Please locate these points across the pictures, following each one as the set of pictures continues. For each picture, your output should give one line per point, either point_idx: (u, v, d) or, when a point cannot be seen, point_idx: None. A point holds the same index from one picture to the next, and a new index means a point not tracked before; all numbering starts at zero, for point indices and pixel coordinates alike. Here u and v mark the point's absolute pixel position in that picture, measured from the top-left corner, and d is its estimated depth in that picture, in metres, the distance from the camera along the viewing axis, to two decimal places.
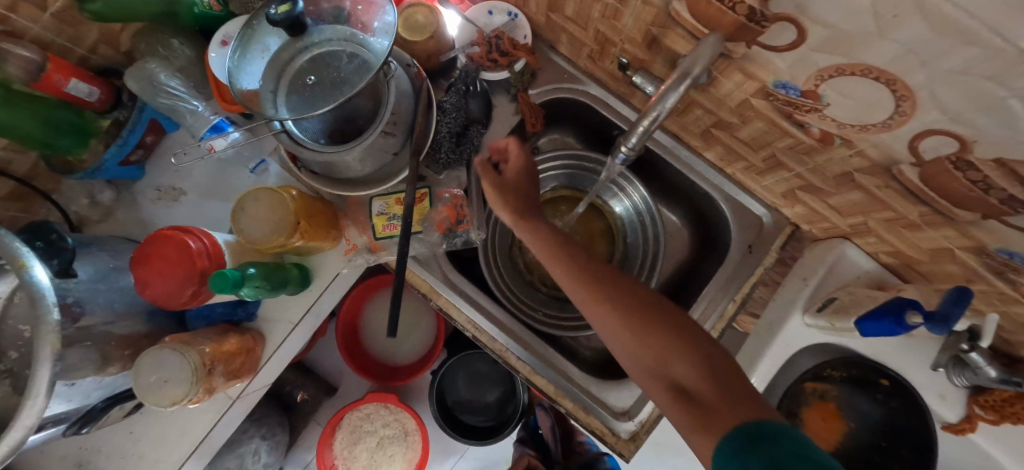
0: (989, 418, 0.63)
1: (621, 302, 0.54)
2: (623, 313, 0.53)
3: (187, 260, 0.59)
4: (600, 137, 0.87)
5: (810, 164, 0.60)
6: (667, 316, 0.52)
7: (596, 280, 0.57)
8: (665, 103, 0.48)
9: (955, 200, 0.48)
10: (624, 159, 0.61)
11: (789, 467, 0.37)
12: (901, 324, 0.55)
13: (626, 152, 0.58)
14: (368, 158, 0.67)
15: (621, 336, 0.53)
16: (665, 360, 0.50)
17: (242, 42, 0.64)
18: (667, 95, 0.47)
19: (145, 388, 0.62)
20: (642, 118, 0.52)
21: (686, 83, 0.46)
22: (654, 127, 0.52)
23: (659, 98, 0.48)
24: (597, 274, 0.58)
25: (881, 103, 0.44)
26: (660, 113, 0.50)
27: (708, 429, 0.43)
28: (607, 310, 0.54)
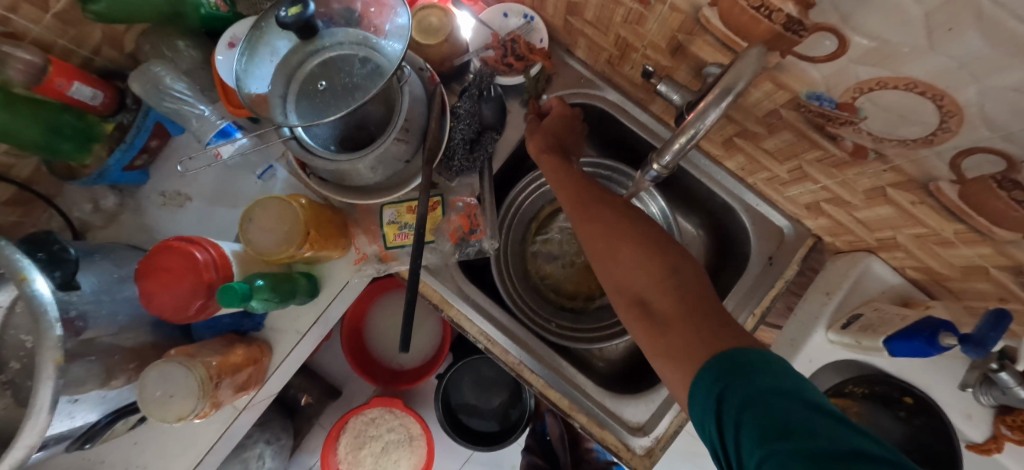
0: (1017, 438, 0.61)
1: (604, 221, 0.58)
2: (609, 236, 0.57)
3: (194, 272, 0.57)
4: (615, 144, 0.85)
5: (838, 177, 0.58)
6: (649, 238, 0.55)
7: (591, 205, 0.61)
8: (705, 120, 0.46)
9: (995, 219, 0.46)
10: (655, 176, 0.61)
11: (761, 381, 0.38)
12: (934, 345, 0.53)
13: (658, 170, 0.58)
14: (380, 165, 0.65)
15: (599, 255, 0.57)
16: (633, 276, 0.54)
17: (250, 44, 0.62)
18: (707, 113, 0.45)
19: (151, 403, 0.60)
20: (677, 135, 0.51)
21: (727, 100, 0.44)
22: (690, 146, 0.51)
23: (698, 115, 0.46)
24: (592, 198, 0.62)
25: (925, 118, 0.42)
26: (698, 131, 0.48)
27: (662, 337, 0.48)
28: (597, 231, 0.58)
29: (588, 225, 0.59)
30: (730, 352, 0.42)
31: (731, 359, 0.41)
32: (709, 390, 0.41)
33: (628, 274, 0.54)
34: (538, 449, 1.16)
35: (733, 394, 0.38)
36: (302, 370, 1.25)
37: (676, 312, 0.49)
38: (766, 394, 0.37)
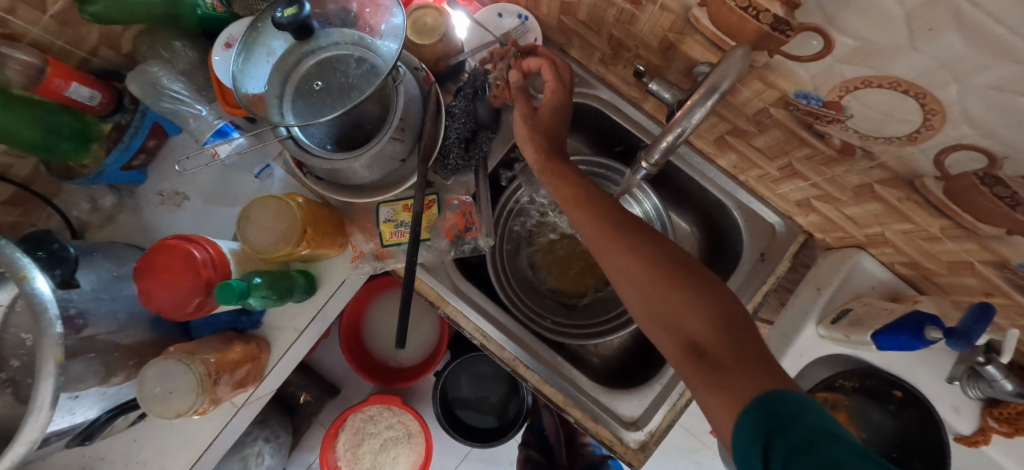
0: (1003, 431, 0.63)
1: (640, 249, 0.52)
2: (641, 263, 0.52)
3: (193, 270, 0.57)
4: (609, 142, 0.86)
5: (827, 174, 0.59)
6: (691, 268, 0.51)
7: (615, 226, 0.55)
8: (691, 118, 0.49)
9: (979, 215, 0.47)
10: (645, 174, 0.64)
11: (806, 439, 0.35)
12: (920, 339, 0.54)
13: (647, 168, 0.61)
14: (375, 164, 0.66)
15: (637, 291, 0.52)
16: (679, 314, 0.48)
17: (246, 44, 0.63)
18: (695, 110, 0.49)
19: (151, 399, 0.61)
20: (665, 132, 0.54)
21: (714, 98, 0.47)
22: (678, 142, 0.54)
23: (686, 112, 0.49)
24: (613, 215, 0.56)
25: (909, 115, 0.43)
26: (686, 129, 0.52)
27: (720, 384, 0.43)
28: (623, 256, 0.53)
29: (612, 247, 0.54)
30: (781, 399, 0.39)
31: (789, 408, 0.38)
32: (752, 438, 0.38)
33: (671, 310, 0.49)
34: (535, 443, 1.17)
35: (780, 443, 0.36)
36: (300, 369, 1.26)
37: (734, 356, 0.44)
38: (811, 449, 0.34)
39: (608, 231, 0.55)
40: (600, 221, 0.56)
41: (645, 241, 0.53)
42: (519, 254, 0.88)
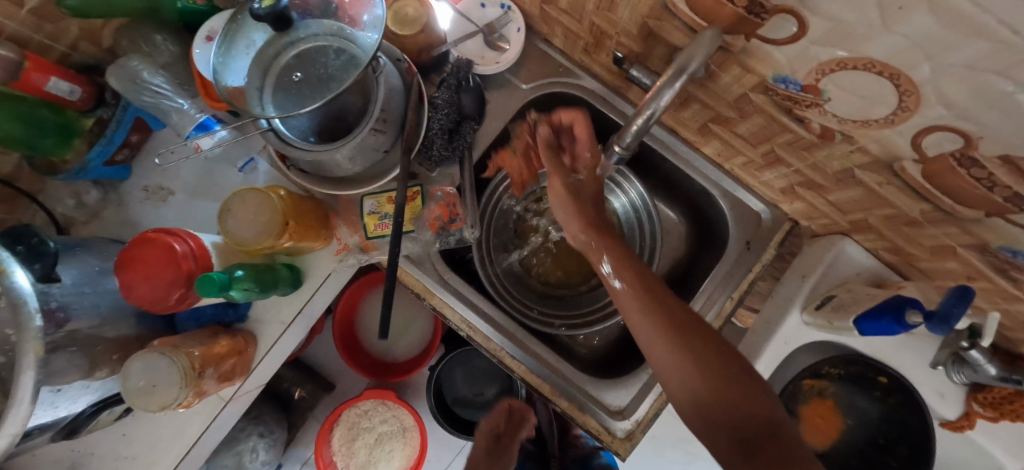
0: (987, 415, 0.63)
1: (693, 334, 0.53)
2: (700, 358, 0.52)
3: (173, 263, 0.57)
4: (595, 132, 0.85)
5: (809, 160, 0.58)
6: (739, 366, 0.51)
7: (667, 310, 0.55)
8: (660, 100, 0.51)
9: (957, 197, 0.47)
10: (619, 159, 0.63)
11: None
12: (901, 324, 0.55)
13: (620, 152, 0.60)
14: (358, 156, 0.66)
15: (684, 375, 0.52)
16: (723, 405, 0.49)
17: (227, 37, 0.62)
18: (663, 92, 0.50)
19: (135, 393, 0.61)
20: (636, 115, 0.55)
21: (681, 79, 0.49)
22: (647, 125, 0.55)
23: (654, 94, 0.51)
24: (667, 300, 0.56)
25: (884, 98, 0.43)
26: (655, 110, 0.52)
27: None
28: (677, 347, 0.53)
29: (663, 339, 0.54)
30: None
31: None
32: None
33: (728, 406, 0.49)
34: (529, 435, 1.18)
35: None
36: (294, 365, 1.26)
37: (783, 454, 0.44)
38: None
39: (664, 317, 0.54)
40: (659, 307, 0.55)
41: (699, 332, 0.53)
42: (507, 244, 0.88)
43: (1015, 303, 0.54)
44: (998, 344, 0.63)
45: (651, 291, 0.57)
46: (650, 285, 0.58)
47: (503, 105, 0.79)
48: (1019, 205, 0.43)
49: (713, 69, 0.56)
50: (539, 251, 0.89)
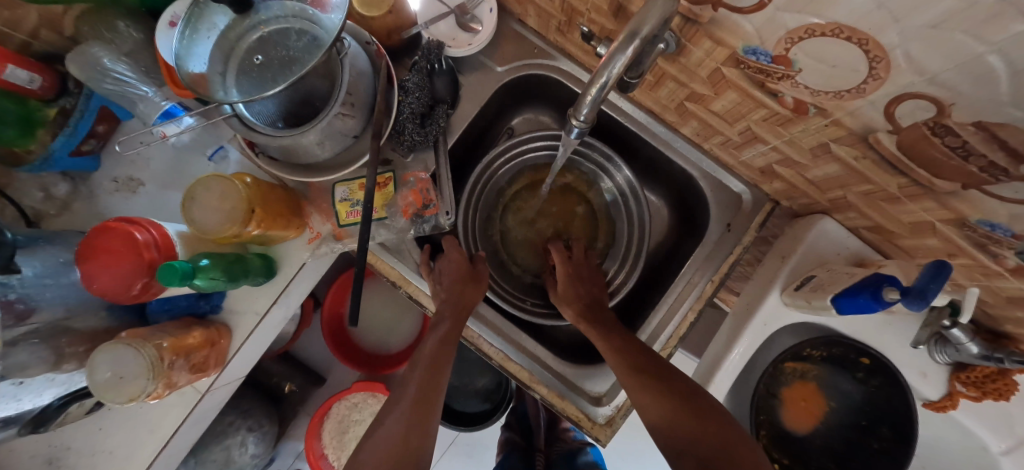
0: (972, 395, 0.62)
1: (647, 367, 0.62)
2: (678, 416, 0.55)
3: (134, 251, 0.56)
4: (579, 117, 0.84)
5: (785, 136, 0.57)
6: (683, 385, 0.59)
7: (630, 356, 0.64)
8: (613, 67, 0.42)
9: (933, 170, 0.45)
10: (579, 133, 0.54)
11: None
12: (879, 301, 0.54)
13: (578, 125, 0.51)
14: (326, 141, 0.64)
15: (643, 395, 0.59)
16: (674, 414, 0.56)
17: (190, 21, 0.60)
18: (615, 58, 0.41)
19: (103, 385, 0.60)
20: (591, 83, 0.45)
21: (635, 45, 0.40)
22: (604, 96, 0.46)
23: (606, 60, 0.42)
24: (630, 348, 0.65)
25: (855, 66, 0.41)
26: (609, 79, 0.43)
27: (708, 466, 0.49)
28: (663, 406, 0.57)
29: (653, 396, 0.58)
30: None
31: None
32: None
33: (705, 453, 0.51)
34: (516, 425, 1.18)
35: None
36: (282, 359, 1.25)
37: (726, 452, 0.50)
38: None
39: (650, 383, 0.60)
40: (645, 381, 0.60)
41: (679, 393, 0.58)
42: (490, 230, 0.88)
43: (997, 279, 0.52)
44: (981, 322, 0.62)
45: (636, 363, 0.62)
46: (640, 356, 0.64)
47: (479, 88, 0.77)
48: (996, 175, 0.41)
49: (685, 43, 0.54)
50: (523, 237, 0.89)
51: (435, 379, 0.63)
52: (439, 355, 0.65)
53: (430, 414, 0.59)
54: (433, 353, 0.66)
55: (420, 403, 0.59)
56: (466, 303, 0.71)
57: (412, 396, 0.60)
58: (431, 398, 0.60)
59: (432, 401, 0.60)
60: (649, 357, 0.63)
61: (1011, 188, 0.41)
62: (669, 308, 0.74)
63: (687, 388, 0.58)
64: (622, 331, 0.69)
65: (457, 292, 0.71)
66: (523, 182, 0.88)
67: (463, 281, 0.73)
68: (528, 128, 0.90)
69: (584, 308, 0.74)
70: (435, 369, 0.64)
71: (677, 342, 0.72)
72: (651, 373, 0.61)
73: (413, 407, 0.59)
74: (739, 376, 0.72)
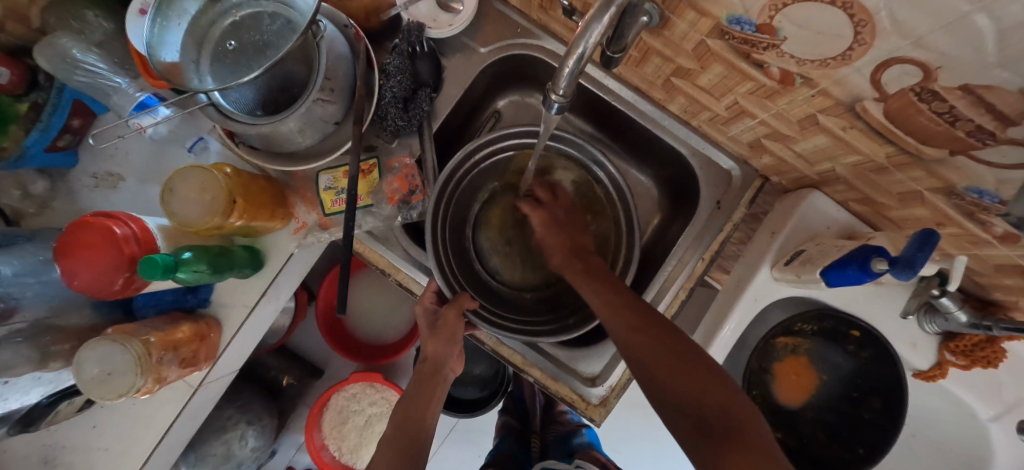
0: (960, 363, 0.63)
1: (608, 291, 0.63)
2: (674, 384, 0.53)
3: (112, 245, 0.55)
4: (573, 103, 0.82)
5: (772, 109, 0.56)
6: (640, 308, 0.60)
7: (597, 284, 0.65)
8: (591, 36, 0.40)
9: (920, 137, 0.45)
10: (559, 110, 0.52)
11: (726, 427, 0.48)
12: (867, 272, 0.54)
13: (558, 100, 0.49)
14: (307, 127, 0.62)
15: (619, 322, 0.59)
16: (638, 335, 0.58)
17: (161, 8, 0.56)
18: (591, 27, 0.40)
19: (91, 382, 0.60)
20: (566, 55, 0.44)
21: (611, 13, 0.39)
22: (582, 68, 0.44)
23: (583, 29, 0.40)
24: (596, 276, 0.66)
25: (840, 31, 0.40)
26: (587, 50, 0.42)
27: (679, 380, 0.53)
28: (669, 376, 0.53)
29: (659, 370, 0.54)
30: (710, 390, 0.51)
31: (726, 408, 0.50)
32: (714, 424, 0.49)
33: (705, 418, 0.50)
34: (513, 409, 1.18)
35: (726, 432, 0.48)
36: (278, 353, 1.24)
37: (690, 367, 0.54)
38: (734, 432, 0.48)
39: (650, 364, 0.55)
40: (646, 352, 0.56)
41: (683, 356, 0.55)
42: (464, 239, 0.82)
43: (985, 247, 0.52)
44: (971, 291, 0.62)
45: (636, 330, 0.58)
46: (644, 319, 0.59)
47: (462, 70, 0.75)
48: (982, 139, 0.41)
49: (669, 15, 0.53)
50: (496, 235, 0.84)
51: (421, 420, 0.63)
52: (427, 398, 0.66)
53: (415, 446, 0.61)
54: (418, 393, 0.66)
55: (399, 449, 0.60)
56: (439, 356, 0.68)
57: (393, 426, 0.63)
58: (417, 427, 0.62)
59: (417, 439, 0.61)
60: (646, 317, 0.59)
61: (998, 152, 0.41)
62: (660, 288, 0.73)
63: (677, 340, 0.56)
64: (603, 283, 0.64)
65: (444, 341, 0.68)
66: (505, 179, 0.83)
67: (429, 334, 0.69)
68: (515, 111, 0.88)
69: (570, 252, 0.71)
70: (423, 397, 0.65)
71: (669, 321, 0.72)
72: (652, 339, 0.57)
73: (392, 440, 0.61)
74: (733, 351, 0.73)
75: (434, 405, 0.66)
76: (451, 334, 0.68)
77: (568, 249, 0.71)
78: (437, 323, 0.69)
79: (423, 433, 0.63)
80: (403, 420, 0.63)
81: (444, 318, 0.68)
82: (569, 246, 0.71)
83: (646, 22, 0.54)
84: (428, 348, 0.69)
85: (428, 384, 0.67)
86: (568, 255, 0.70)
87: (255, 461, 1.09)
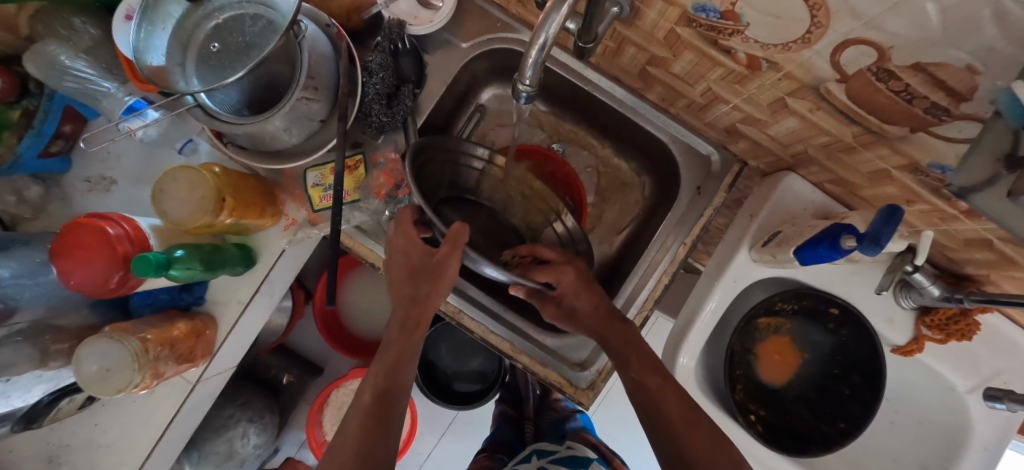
0: (936, 337, 0.65)
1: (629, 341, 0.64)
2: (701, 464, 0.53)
3: (107, 246, 0.57)
4: (554, 95, 0.84)
5: (743, 94, 0.58)
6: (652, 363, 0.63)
7: (615, 328, 0.66)
8: (551, 25, 0.43)
9: (882, 116, 0.46)
10: (528, 99, 0.53)
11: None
12: (837, 249, 0.55)
13: (525, 89, 0.50)
14: (292, 126, 0.64)
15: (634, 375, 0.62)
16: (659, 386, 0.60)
17: (146, 13, 0.58)
18: (550, 18, 0.42)
19: (90, 379, 0.61)
20: (532, 44, 0.45)
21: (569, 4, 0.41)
22: (544, 57, 0.46)
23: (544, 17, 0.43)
24: (609, 318, 0.67)
25: (796, 15, 0.41)
26: (548, 38, 0.44)
27: (689, 433, 0.56)
28: (692, 448, 0.55)
29: (682, 440, 0.56)
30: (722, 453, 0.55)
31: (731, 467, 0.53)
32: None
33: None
34: (509, 399, 1.20)
35: None
36: (277, 352, 1.26)
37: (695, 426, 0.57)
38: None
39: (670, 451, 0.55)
40: (670, 428, 0.57)
41: (706, 435, 0.56)
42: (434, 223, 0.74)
43: (953, 222, 0.54)
44: (945, 266, 0.64)
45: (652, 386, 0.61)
46: (667, 393, 0.59)
47: (445, 65, 0.77)
48: (938, 116, 0.42)
49: (638, 5, 0.54)
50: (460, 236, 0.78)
51: (395, 384, 0.61)
52: (404, 354, 0.63)
53: (388, 415, 0.58)
54: (395, 348, 0.63)
55: (377, 410, 0.58)
56: (427, 309, 0.65)
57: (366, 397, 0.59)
58: (393, 395, 0.60)
59: (396, 397, 0.60)
60: (668, 391, 0.59)
61: (954, 127, 0.42)
62: (643, 273, 0.75)
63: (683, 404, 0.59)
64: (644, 376, 0.61)
65: (416, 288, 0.65)
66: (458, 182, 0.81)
67: (418, 277, 0.65)
68: (500, 103, 0.89)
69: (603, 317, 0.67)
70: (399, 354, 0.63)
71: (652, 305, 0.74)
72: (685, 423, 0.57)
73: (360, 411, 0.58)
74: (714, 332, 0.75)
75: (413, 355, 0.64)
76: (438, 286, 0.65)
77: (601, 314, 0.67)
78: (432, 268, 0.64)
79: (397, 390, 0.60)
80: (381, 383, 0.60)
81: (444, 261, 0.63)
82: (600, 314, 0.67)
83: (617, 13, 0.55)
84: (403, 291, 0.66)
85: (407, 345, 0.64)
86: (602, 307, 0.68)
87: (257, 458, 1.11)
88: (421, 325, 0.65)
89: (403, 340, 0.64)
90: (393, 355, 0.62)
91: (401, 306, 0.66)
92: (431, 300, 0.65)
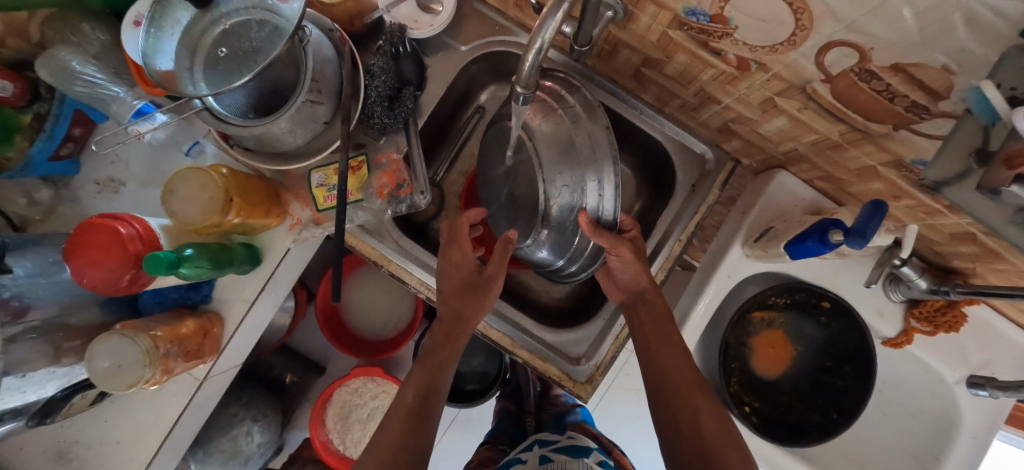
0: (926, 330, 0.67)
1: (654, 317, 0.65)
2: (714, 452, 0.54)
3: (119, 245, 0.59)
4: None
5: (734, 94, 0.59)
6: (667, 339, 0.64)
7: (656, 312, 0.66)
8: (547, 30, 0.45)
9: (866, 114, 0.48)
10: (526, 100, 0.54)
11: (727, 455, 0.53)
12: (826, 243, 0.57)
13: (523, 91, 0.52)
14: (297, 128, 0.65)
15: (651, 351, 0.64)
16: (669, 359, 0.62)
17: (154, 20, 0.60)
18: (546, 24, 0.44)
19: (101, 374, 0.63)
20: (529, 48, 0.47)
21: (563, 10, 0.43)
22: (541, 61, 0.48)
23: (540, 23, 0.45)
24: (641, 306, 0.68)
25: (781, 19, 0.43)
26: (544, 43, 0.46)
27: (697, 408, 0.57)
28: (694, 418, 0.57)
29: (679, 416, 0.57)
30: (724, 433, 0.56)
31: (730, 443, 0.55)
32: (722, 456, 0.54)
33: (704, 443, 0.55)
34: (510, 396, 1.21)
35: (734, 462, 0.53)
36: (281, 351, 1.28)
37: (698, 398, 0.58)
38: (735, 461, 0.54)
39: (688, 439, 0.55)
40: (669, 405, 0.59)
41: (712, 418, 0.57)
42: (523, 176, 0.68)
43: (938, 216, 0.56)
44: (933, 260, 0.66)
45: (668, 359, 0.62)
46: (670, 374, 0.61)
47: (445, 67, 0.79)
48: (919, 114, 0.44)
49: (631, 9, 0.56)
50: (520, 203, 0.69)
51: (435, 387, 0.63)
52: (444, 359, 0.66)
53: (428, 412, 0.60)
54: (439, 352, 0.66)
55: (418, 408, 0.60)
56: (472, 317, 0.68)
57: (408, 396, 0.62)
58: (433, 397, 0.62)
59: (436, 397, 0.62)
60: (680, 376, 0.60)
61: (934, 125, 0.44)
62: None
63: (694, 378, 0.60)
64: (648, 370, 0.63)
65: (461, 298, 0.68)
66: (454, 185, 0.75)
67: (468, 290, 0.68)
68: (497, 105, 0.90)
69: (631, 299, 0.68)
70: (442, 358, 0.66)
71: None
72: (689, 409, 0.58)
73: (403, 409, 0.60)
74: (710, 326, 0.77)
75: (453, 360, 0.67)
76: (484, 303, 0.69)
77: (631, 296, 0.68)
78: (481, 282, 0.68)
79: (438, 393, 0.63)
80: (423, 384, 0.63)
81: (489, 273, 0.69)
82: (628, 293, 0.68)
83: (611, 17, 0.57)
84: (452, 301, 0.68)
85: (449, 352, 0.66)
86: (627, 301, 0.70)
87: (262, 456, 1.12)
88: (465, 331, 0.67)
89: (445, 347, 0.66)
90: (434, 360, 0.65)
91: (446, 314, 0.68)
92: (477, 313, 0.68)
